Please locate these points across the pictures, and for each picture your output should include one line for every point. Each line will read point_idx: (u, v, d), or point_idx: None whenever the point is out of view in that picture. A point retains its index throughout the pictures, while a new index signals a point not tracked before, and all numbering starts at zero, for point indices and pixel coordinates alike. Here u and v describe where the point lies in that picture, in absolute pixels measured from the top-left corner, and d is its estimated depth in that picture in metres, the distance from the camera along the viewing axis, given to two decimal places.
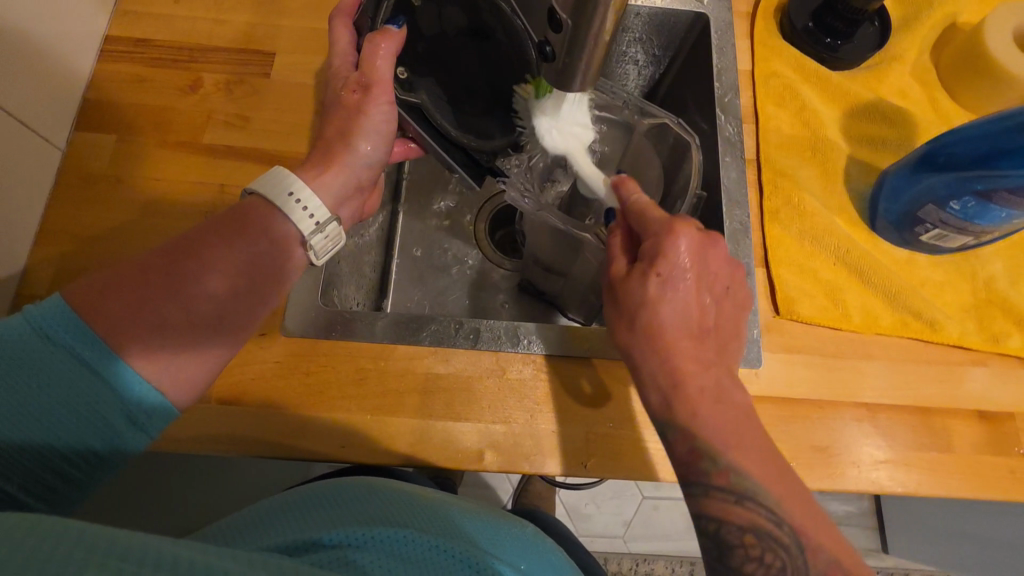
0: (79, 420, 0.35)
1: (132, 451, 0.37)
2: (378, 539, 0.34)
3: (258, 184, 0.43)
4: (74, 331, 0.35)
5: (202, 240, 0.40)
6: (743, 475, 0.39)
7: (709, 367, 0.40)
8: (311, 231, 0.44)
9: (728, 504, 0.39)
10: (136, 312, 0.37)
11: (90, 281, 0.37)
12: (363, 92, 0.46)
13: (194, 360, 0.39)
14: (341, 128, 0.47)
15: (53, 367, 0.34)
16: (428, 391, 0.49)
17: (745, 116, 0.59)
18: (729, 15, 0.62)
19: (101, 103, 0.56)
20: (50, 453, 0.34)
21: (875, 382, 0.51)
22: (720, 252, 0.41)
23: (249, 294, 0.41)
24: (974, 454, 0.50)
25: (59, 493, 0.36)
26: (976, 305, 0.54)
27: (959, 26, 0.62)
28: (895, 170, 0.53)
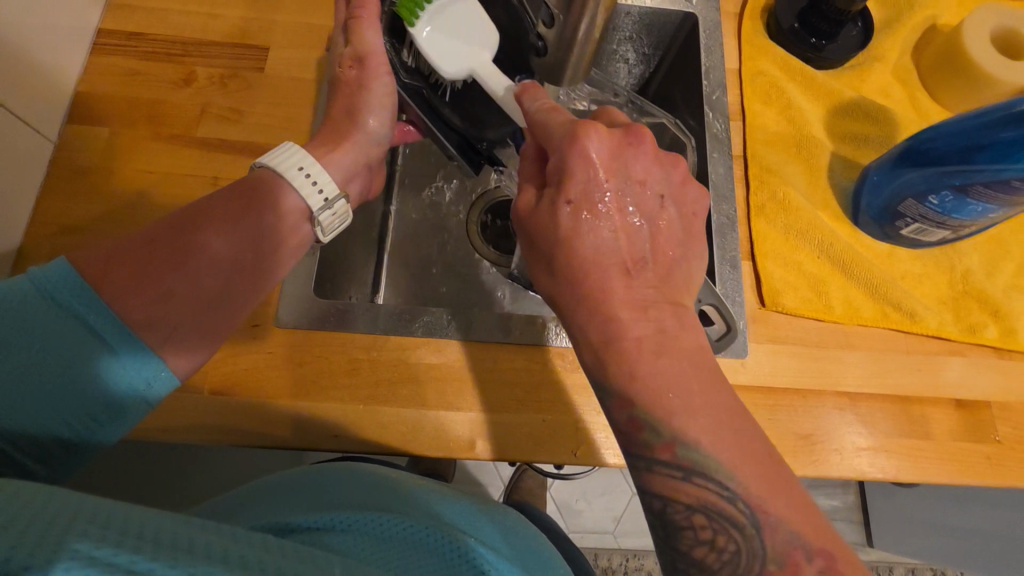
0: (82, 380, 0.37)
1: (133, 415, 0.40)
2: (356, 524, 0.36)
3: (269, 158, 0.47)
4: (81, 295, 0.38)
5: (208, 215, 0.44)
6: (690, 445, 0.35)
7: (635, 281, 0.37)
8: (319, 207, 0.48)
9: (676, 483, 0.36)
10: (142, 279, 0.40)
11: (99, 249, 0.41)
12: (358, 67, 0.50)
13: (197, 329, 0.42)
14: (348, 105, 0.51)
15: (60, 328, 0.37)
16: (422, 381, 0.50)
17: (732, 113, 0.61)
18: (717, 14, 0.63)
19: (94, 96, 0.56)
20: (52, 412, 0.37)
21: (857, 372, 0.53)
22: (643, 157, 0.39)
23: (249, 265, 0.45)
24: (952, 441, 0.51)
25: (62, 452, 0.38)
26: (954, 297, 0.55)
27: (939, 27, 0.64)
28: (877, 166, 0.55)
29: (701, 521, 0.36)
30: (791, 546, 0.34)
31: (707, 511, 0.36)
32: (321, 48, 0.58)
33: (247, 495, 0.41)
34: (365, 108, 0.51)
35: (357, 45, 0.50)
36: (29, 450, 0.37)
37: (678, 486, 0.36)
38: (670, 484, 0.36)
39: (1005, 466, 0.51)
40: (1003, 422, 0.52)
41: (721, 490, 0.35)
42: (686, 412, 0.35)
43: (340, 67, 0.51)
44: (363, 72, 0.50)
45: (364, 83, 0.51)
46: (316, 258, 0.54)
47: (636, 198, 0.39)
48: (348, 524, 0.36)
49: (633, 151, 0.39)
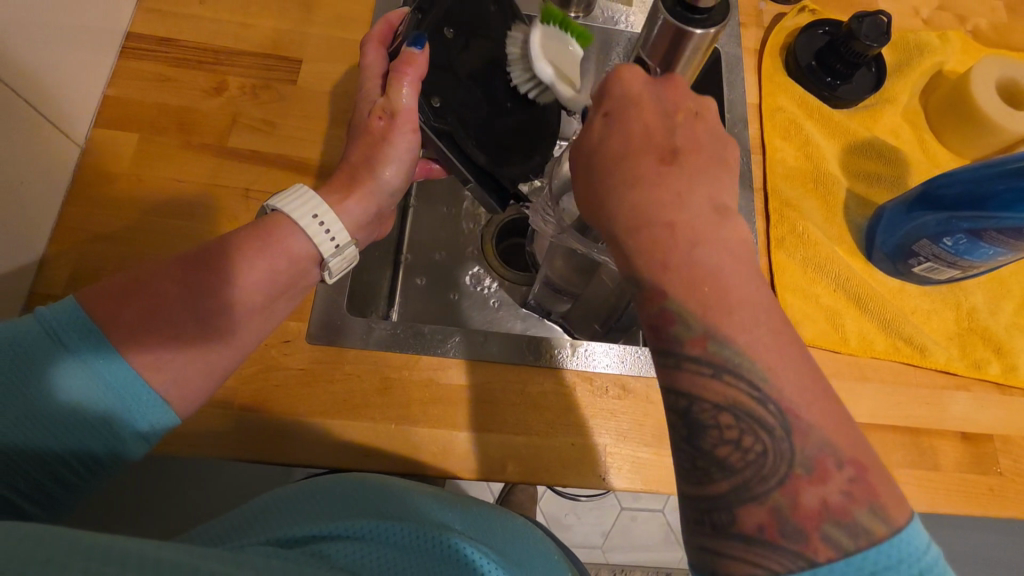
0: (86, 423, 0.38)
1: (129, 455, 0.39)
2: (365, 534, 0.36)
3: (282, 203, 0.46)
4: (89, 338, 0.38)
5: (224, 253, 0.43)
6: (725, 340, 0.32)
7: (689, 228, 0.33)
8: (330, 254, 0.47)
9: (703, 379, 0.32)
10: (149, 319, 0.40)
11: (106, 286, 0.40)
12: (388, 120, 0.51)
13: (198, 364, 0.41)
14: (366, 154, 0.52)
15: (65, 372, 0.37)
16: (453, 403, 0.50)
17: (753, 147, 0.63)
18: (739, 50, 0.65)
19: (122, 101, 0.55)
20: (54, 454, 0.37)
21: (870, 403, 0.55)
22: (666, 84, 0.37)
23: (258, 305, 0.44)
24: (959, 473, 0.53)
25: (63, 490, 0.38)
26: (960, 334, 0.58)
27: (946, 73, 0.67)
28: (893, 206, 0.57)
29: (725, 415, 0.31)
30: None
31: (734, 404, 0.31)
32: (354, 63, 0.59)
33: (254, 505, 0.39)
34: (383, 161, 0.52)
35: (389, 99, 0.50)
36: (31, 488, 0.37)
37: (700, 380, 0.32)
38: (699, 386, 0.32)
39: (1006, 497, 0.53)
40: (1004, 455, 0.54)
41: (754, 390, 0.31)
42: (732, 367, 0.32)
43: (369, 116, 0.52)
44: (390, 125, 0.51)
45: (388, 136, 0.51)
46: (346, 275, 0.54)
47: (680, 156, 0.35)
48: (358, 533, 0.36)
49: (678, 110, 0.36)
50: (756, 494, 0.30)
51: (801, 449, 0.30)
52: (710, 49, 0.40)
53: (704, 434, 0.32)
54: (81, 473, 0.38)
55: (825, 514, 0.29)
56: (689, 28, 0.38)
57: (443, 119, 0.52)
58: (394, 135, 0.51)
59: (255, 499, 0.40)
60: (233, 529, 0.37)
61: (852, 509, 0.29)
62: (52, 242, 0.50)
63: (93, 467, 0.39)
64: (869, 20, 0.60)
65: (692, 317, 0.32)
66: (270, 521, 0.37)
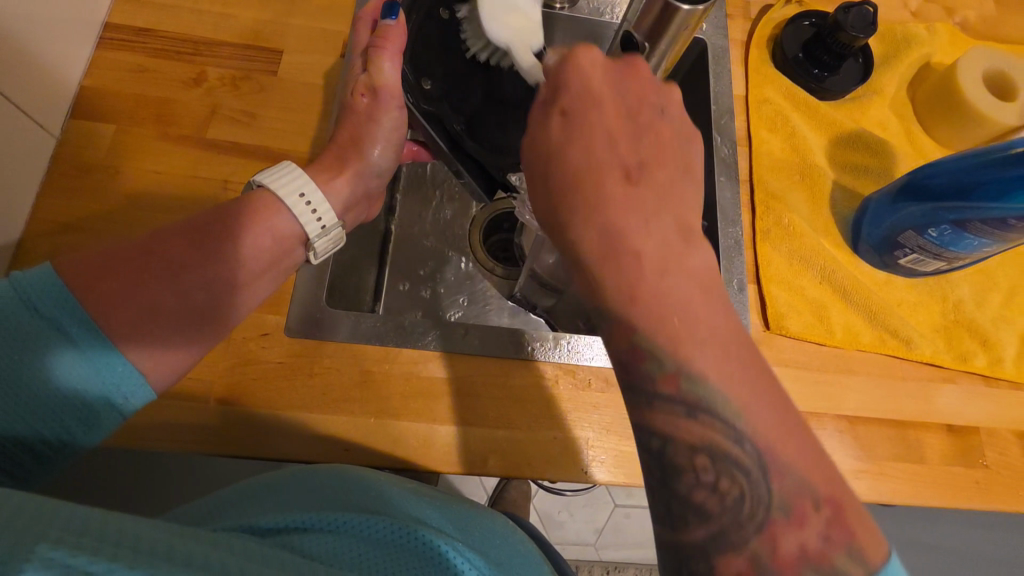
0: (60, 392, 0.37)
1: (105, 431, 0.39)
2: (344, 527, 0.35)
3: (269, 180, 0.47)
4: (66, 305, 0.38)
5: (204, 230, 0.43)
6: (697, 377, 0.31)
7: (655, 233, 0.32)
8: (316, 233, 0.48)
9: (682, 422, 0.31)
10: (128, 294, 0.40)
11: (83, 259, 0.40)
12: (372, 97, 0.52)
13: (177, 340, 0.41)
14: (350, 132, 0.52)
15: (40, 338, 0.37)
16: (434, 397, 0.49)
17: (739, 139, 0.62)
18: (726, 42, 0.65)
19: (100, 92, 0.54)
20: (23, 424, 0.36)
21: (855, 396, 0.54)
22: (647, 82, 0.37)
23: (239, 283, 0.44)
24: (943, 465, 0.53)
25: (30, 470, 0.37)
26: (946, 326, 0.58)
27: (933, 65, 0.66)
28: (878, 198, 0.57)
29: (700, 456, 0.31)
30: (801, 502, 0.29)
31: (708, 443, 0.31)
32: (336, 54, 0.58)
33: (229, 494, 0.39)
34: (368, 139, 0.52)
35: (372, 75, 0.51)
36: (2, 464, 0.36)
37: (675, 420, 0.31)
38: (670, 419, 0.31)
39: (992, 490, 0.53)
40: (990, 448, 0.54)
41: (731, 432, 0.30)
42: (702, 356, 0.31)
43: (353, 94, 0.52)
44: (376, 103, 0.52)
45: (376, 116, 0.52)
46: (326, 269, 0.54)
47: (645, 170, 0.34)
48: (335, 527, 0.35)
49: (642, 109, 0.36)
50: (733, 542, 0.29)
51: (778, 492, 0.29)
52: (689, 36, 0.40)
53: (679, 478, 0.31)
54: (51, 447, 0.37)
55: (806, 561, 0.28)
56: (677, 1, 0.36)
57: (434, 104, 0.54)
58: (379, 114, 0.52)
59: (224, 492, 0.40)
60: (207, 520, 0.36)
61: (831, 554, 0.28)
62: (26, 234, 0.49)
63: (65, 444, 0.38)
64: (856, 10, 0.60)
65: (668, 360, 0.31)
66: (248, 510, 0.37)
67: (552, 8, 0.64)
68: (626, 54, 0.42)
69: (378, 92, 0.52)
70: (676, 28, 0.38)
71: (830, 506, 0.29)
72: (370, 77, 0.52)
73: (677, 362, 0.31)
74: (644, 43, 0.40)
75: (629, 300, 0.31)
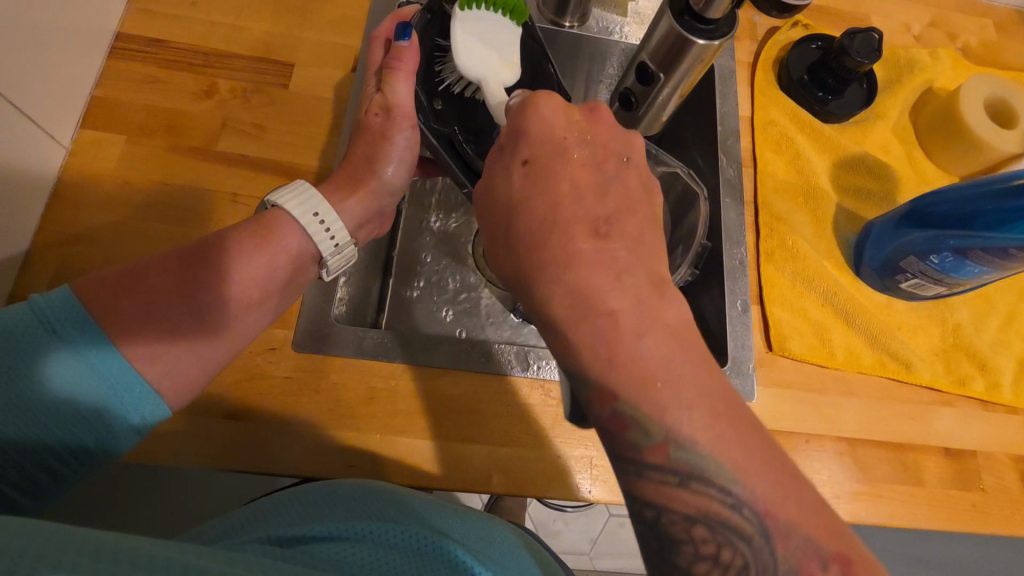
0: (75, 413, 0.37)
1: (119, 448, 0.39)
2: (364, 536, 0.36)
3: (283, 199, 0.47)
4: (83, 326, 0.38)
5: (220, 248, 0.43)
6: (683, 442, 0.32)
7: (627, 287, 0.34)
8: (329, 252, 0.48)
9: (673, 490, 0.33)
10: (145, 313, 0.40)
11: (101, 276, 0.40)
12: (385, 117, 0.52)
13: (192, 359, 0.41)
14: (365, 145, 0.52)
15: (57, 361, 0.37)
16: (440, 414, 0.50)
17: (744, 160, 0.63)
18: (732, 63, 0.65)
19: (110, 103, 0.54)
20: (42, 444, 0.37)
21: (855, 417, 0.55)
22: (603, 123, 0.39)
23: (255, 300, 0.44)
24: (941, 489, 0.54)
25: (45, 484, 0.37)
26: (945, 350, 0.58)
27: (935, 90, 0.67)
28: (881, 222, 0.57)
29: (699, 528, 0.32)
30: (802, 556, 0.31)
31: (705, 515, 0.32)
32: (347, 69, 0.58)
33: (250, 512, 0.40)
34: (381, 151, 0.52)
35: (386, 96, 0.51)
36: (22, 479, 0.36)
37: (668, 491, 0.33)
38: (664, 491, 0.33)
39: (989, 513, 0.53)
40: (987, 471, 0.55)
41: (722, 494, 0.32)
42: (677, 403, 0.32)
43: (367, 113, 0.52)
44: (389, 121, 0.52)
45: (387, 133, 0.52)
46: (335, 284, 0.54)
47: (613, 222, 0.36)
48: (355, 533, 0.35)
49: (609, 157, 0.38)
50: None
51: (780, 554, 0.31)
52: (705, 66, 0.42)
53: (678, 549, 0.33)
54: (71, 463, 0.38)
55: None
56: (691, 37, 0.38)
57: (444, 122, 0.53)
58: (392, 132, 0.52)
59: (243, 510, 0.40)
60: (230, 536, 0.36)
61: None
62: (35, 244, 0.49)
63: (81, 460, 0.38)
64: (862, 36, 0.60)
65: (652, 425, 0.32)
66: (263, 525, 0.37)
67: (562, 26, 0.65)
68: (642, 83, 0.45)
69: (391, 111, 0.52)
70: (690, 63, 0.40)
71: (836, 562, 0.31)
72: (383, 97, 0.52)
73: (655, 414, 0.32)
74: (659, 73, 0.42)
75: (607, 360, 0.33)
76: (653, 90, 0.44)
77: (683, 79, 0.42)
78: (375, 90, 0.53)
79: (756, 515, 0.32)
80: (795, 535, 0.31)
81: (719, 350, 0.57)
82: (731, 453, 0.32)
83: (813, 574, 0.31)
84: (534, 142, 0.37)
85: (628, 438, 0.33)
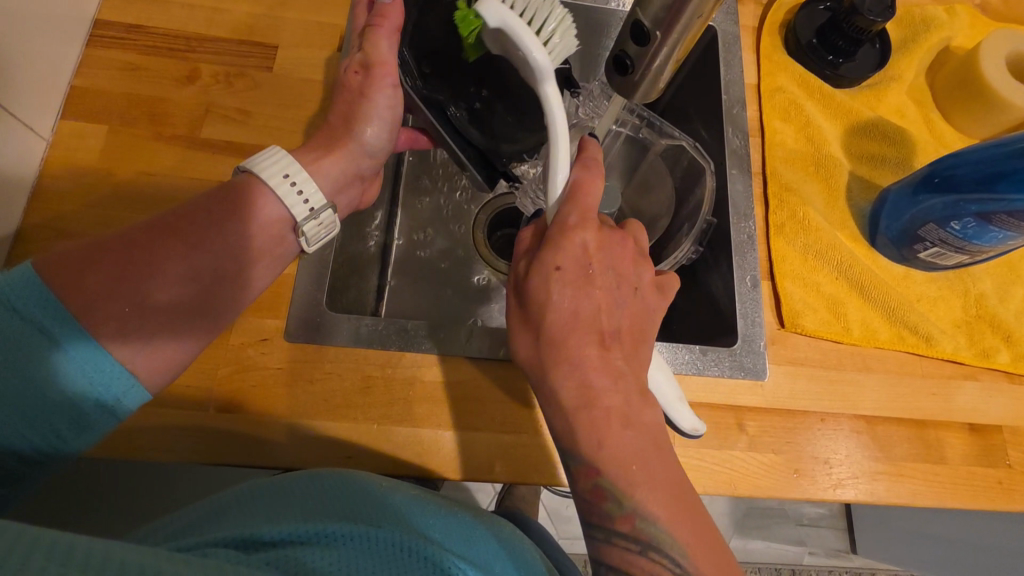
0: (45, 400, 0.34)
1: (97, 434, 0.37)
2: (340, 540, 0.31)
3: (252, 162, 0.44)
4: (48, 306, 0.35)
5: (193, 221, 0.41)
6: (649, 518, 0.37)
7: (620, 385, 0.39)
8: (304, 217, 0.45)
9: (633, 556, 0.37)
10: (114, 289, 0.37)
11: (61, 252, 0.37)
12: (365, 74, 0.48)
13: (169, 338, 0.39)
14: (346, 111, 0.50)
15: (23, 341, 0.34)
16: (438, 401, 0.48)
17: (751, 129, 0.60)
18: (736, 28, 0.62)
19: (91, 91, 0.53)
20: (12, 434, 0.34)
21: (873, 395, 0.52)
22: (626, 254, 0.43)
23: (231, 273, 0.42)
24: (965, 466, 0.51)
25: (17, 477, 0.35)
26: (966, 321, 0.56)
27: (953, 49, 0.64)
28: (897, 189, 0.55)
29: None
30: None
31: None
32: (333, 48, 0.56)
33: (217, 500, 0.35)
34: (366, 127, 0.50)
35: (367, 51, 0.48)
36: None
37: (632, 557, 0.37)
38: (625, 556, 0.38)
39: (1017, 491, 0.51)
40: (1014, 447, 0.52)
41: (675, 566, 0.36)
42: (643, 484, 0.37)
43: (346, 71, 0.49)
44: (368, 79, 0.48)
45: (366, 92, 0.49)
46: (330, 266, 0.53)
47: (617, 334, 0.40)
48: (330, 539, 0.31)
49: (624, 281, 0.42)
50: None
51: None
52: (708, 14, 0.39)
53: None
54: (39, 453, 0.35)
55: None
56: None
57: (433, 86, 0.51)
58: (372, 90, 0.49)
59: (219, 495, 0.35)
60: (186, 537, 0.31)
61: None
62: (18, 240, 0.48)
63: (55, 450, 0.35)
64: None
65: (624, 496, 0.37)
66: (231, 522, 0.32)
67: None
68: (638, 43, 0.41)
69: (371, 69, 0.48)
70: (688, 14, 0.38)
71: None
72: (364, 54, 0.48)
73: (630, 491, 0.37)
74: (655, 31, 0.40)
75: (596, 445, 0.38)
76: (646, 50, 0.41)
77: (681, 30, 0.39)
78: (357, 48, 0.50)
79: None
80: None
81: (729, 329, 0.55)
82: (708, 557, 0.37)
83: None
84: (565, 255, 0.41)
85: (604, 508, 0.38)
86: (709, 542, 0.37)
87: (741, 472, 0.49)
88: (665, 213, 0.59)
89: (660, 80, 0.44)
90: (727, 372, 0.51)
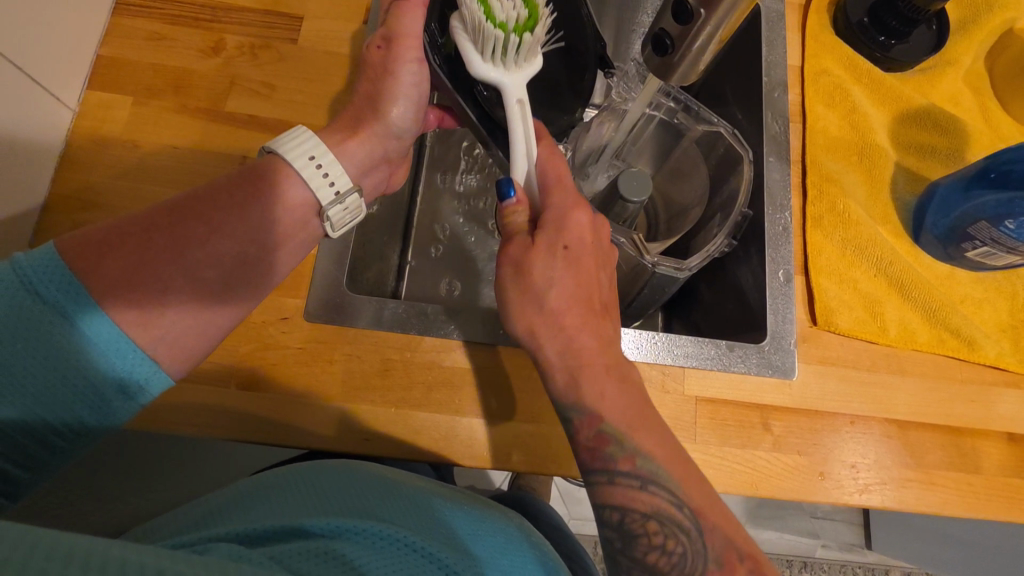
0: (69, 386, 0.35)
1: (117, 420, 0.37)
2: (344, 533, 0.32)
3: (276, 144, 0.43)
4: (71, 291, 0.35)
5: (214, 204, 0.40)
6: (646, 455, 0.40)
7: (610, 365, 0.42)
8: (329, 201, 0.44)
9: (633, 492, 0.40)
10: (136, 274, 0.37)
11: (84, 233, 0.37)
12: (386, 48, 0.46)
13: (190, 322, 0.39)
14: (370, 88, 0.48)
15: (47, 327, 0.34)
16: (456, 386, 0.48)
17: (792, 115, 0.57)
18: (782, 5, 0.59)
19: (115, 61, 0.52)
20: (36, 418, 0.34)
21: (908, 399, 0.50)
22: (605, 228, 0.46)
23: (252, 257, 0.41)
24: (1001, 477, 0.49)
25: (37, 461, 0.35)
26: (1012, 326, 0.53)
27: (1018, 31, 0.59)
28: (948, 184, 0.52)
29: (651, 522, 0.40)
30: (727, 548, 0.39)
31: (657, 511, 0.40)
32: (359, 20, 0.54)
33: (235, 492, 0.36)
34: (391, 104, 0.48)
35: (391, 25, 0.46)
36: (12, 453, 0.34)
37: (631, 493, 0.40)
38: (626, 493, 0.40)
39: None
40: None
41: (671, 496, 0.40)
42: (634, 430, 0.41)
43: (368, 46, 0.48)
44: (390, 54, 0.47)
45: (390, 67, 0.47)
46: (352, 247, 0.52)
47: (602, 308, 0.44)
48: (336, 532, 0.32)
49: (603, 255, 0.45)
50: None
51: (709, 546, 0.39)
52: None
53: (636, 541, 0.40)
54: (60, 438, 0.35)
55: None
56: None
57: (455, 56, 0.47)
58: (396, 65, 0.47)
59: (237, 488, 0.36)
60: (196, 531, 0.32)
61: None
62: (45, 211, 0.48)
63: (76, 435, 0.36)
64: None
65: (624, 439, 0.41)
66: (240, 517, 0.33)
67: None
68: (679, 23, 0.39)
69: (393, 42, 0.46)
70: None
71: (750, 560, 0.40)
72: (388, 28, 0.46)
73: (630, 433, 0.41)
74: (700, 10, 0.37)
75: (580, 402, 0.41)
76: (688, 31, 0.39)
77: (727, 12, 0.37)
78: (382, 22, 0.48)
79: (692, 514, 0.40)
80: (719, 532, 0.40)
81: (758, 325, 0.53)
82: (697, 491, 0.40)
83: (733, 564, 0.39)
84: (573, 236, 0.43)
85: (606, 452, 0.41)
86: (695, 478, 0.41)
87: (763, 472, 0.47)
88: (697, 203, 0.56)
89: (699, 65, 0.41)
90: (754, 369, 0.50)
